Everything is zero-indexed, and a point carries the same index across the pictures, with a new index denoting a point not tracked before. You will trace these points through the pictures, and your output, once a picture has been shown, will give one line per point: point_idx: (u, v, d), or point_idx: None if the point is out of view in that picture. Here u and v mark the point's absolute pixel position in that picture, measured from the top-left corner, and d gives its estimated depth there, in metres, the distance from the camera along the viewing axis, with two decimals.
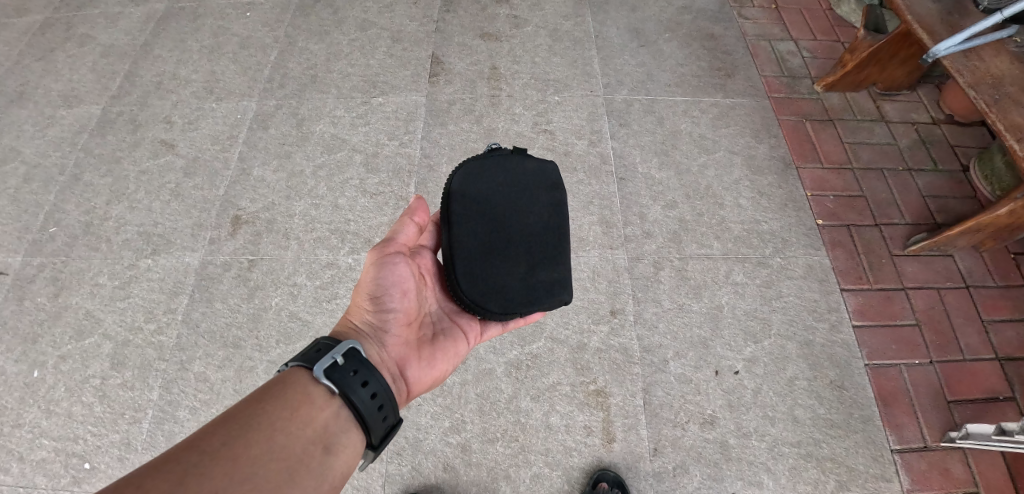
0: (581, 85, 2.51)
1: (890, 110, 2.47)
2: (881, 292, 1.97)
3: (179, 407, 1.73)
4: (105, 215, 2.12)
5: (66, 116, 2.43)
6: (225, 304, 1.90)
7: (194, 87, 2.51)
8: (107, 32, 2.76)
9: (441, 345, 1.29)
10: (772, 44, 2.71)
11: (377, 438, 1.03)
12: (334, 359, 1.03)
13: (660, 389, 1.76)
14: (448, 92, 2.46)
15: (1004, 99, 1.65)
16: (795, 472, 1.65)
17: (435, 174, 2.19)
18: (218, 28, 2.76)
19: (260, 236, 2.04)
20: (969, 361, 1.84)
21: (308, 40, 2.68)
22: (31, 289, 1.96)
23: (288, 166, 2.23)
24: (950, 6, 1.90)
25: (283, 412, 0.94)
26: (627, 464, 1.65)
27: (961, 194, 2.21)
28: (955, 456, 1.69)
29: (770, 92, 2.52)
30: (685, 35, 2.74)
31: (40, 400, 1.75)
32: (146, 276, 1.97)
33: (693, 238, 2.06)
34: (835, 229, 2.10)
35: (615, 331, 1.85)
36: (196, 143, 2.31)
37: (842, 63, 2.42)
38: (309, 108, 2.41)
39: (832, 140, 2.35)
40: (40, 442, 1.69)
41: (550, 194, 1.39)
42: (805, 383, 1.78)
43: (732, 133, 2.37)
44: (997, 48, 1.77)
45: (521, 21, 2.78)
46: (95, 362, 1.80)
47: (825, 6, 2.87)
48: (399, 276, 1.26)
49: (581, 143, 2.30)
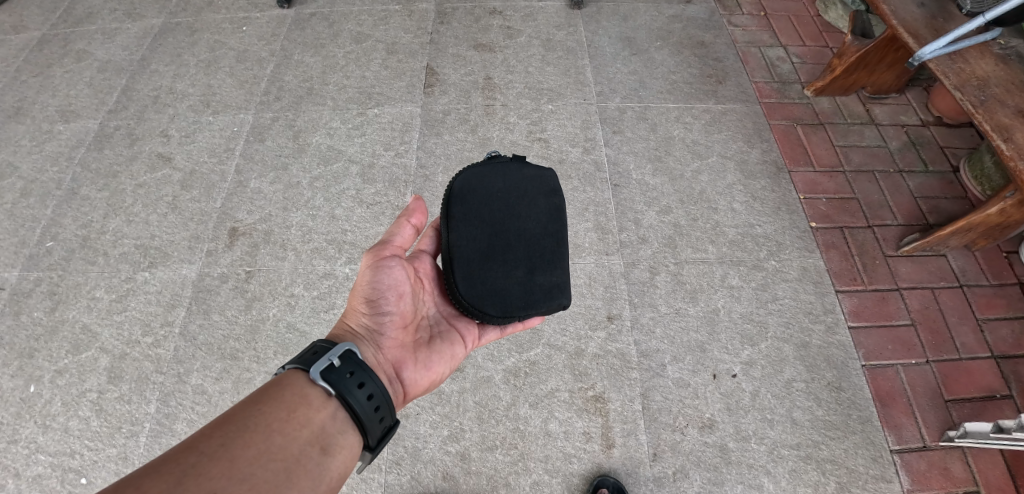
0: (574, 93, 2.54)
1: (880, 113, 2.51)
2: (876, 293, 1.98)
3: (177, 420, 1.72)
4: (102, 230, 2.12)
5: (63, 130, 2.44)
6: (222, 315, 1.90)
7: (191, 101, 2.53)
8: (104, 47, 2.79)
9: (439, 347, 1.30)
10: (762, 51, 2.75)
11: (375, 439, 1.02)
12: (331, 361, 1.03)
13: (659, 393, 1.76)
14: (442, 102, 2.48)
15: (990, 99, 1.68)
16: (795, 475, 1.65)
17: (431, 183, 2.20)
18: (215, 43, 2.79)
19: (257, 247, 2.05)
20: (966, 361, 1.85)
21: (304, 53, 2.71)
22: (28, 304, 1.95)
23: (286, 178, 2.24)
24: (935, 11, 1.93)
25: (280, 413, 0.94)
26: (627, 470, 1.65)
27: (951, 194, 2.23)
28: (954, 455, 1.69)
29: (761, 97, 2.55)
30: (676, 43, 2.78)
31: (35, 415, 1.74)
32: (142, 289, 1.97)
33: (688, 242, 2.07)
34: (828, 231, 2.12)
35: (613, 336, 1.86)
36: (194, 156, 2.33)
37: (831, 68, 2.45)
38: (305, 120, 2.44)
39: (824, 144, 2.38)
40: (37, 458, 1.68)
41: (549, 199, 1.39)
42: (803, 385, 1.79)
43: (725, 138, 2.40)
44: (982, 50, 1.80)
45: (514, 32, 2.81)
46: (92, 376, 1.80)
47: (812, 12, 2.93)
48: (395, 279, 1.27)
49: (575, 151, 2.32)
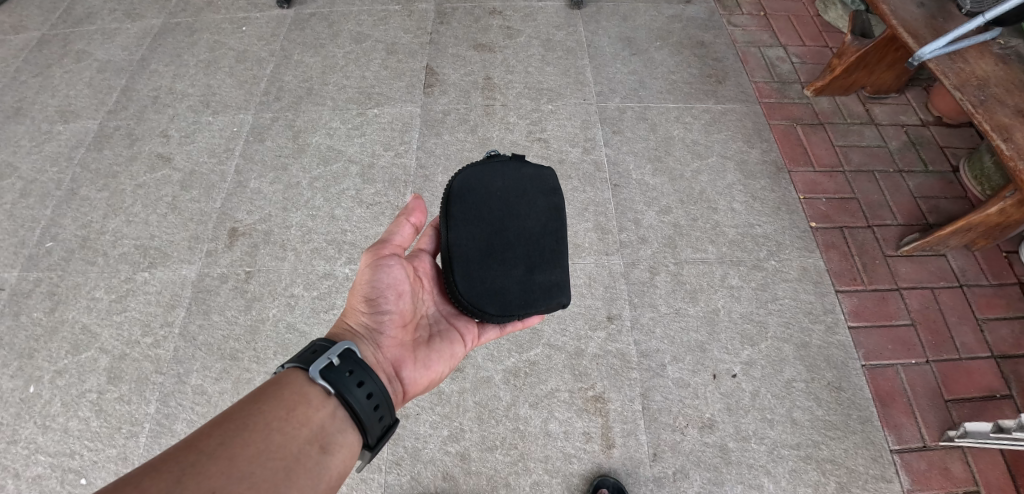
0: (574, 93, 2.54)
1: (880, 113, 2.51)
2: (876, 293, 1.98)
3: (176, 420, 1.72)
4: (101, 230, 2.12)
5: (63, 131, 2.44)
6: (222, 315, 1.90)
7: (191, 102, 2.53)
8: (104, 47, 2.79)
9: (439, 346, 1.30)
10: (761, 51, 2.75)
11: (374, 438, 1.02)
12: (330, 360, 1.03)
13: (659, 394, 1.76)
14: (442, 102, 2.48)
15: (990, 99, 1.68)
16: (795, 475, 1.65)
17: (430, 183, 2.20)
18: (215, 43, 2.79)
19: (257, 247, 2.05)
20: (966, 361, 1.85)
21: (303, 53, 2.71)
22: (27, 304, 1.95)
23: (285, 178, 2.24)
24: (935, 11, 1.93)
25: (280, 411, 0.94)
26: (627, 470, 1.65)
27: (951, 194, 2.23)
28: (954, 455, 1.69)
29: (761, 97, 2.55)
30: (675, 43, 2.78)
31: (35, 415, 1.74)
32: (142, 289, 1.97)
33: (688, 242, 2.07)
34: (828, 231, 2.12)
35: (613, 336, 1.86)
36: (193, 156, 2.33)
37: (830, 68, 2.45)
38: (305, 120, 2.43)
39: (823, 144, 2.38)
40: (36, 458, 1.68)
41: (549, 198, 1.39)
42: (803, 385, 1.79)
43: (725, 138, 2.40)
44: (982, 50, 1.81)
45: (514, 32, 2.81)
46: (92, 376, 1.80)
47: (812, 12, 2.93)
48: (394, 278, 1.27)
49: (575, 151, 2.32)
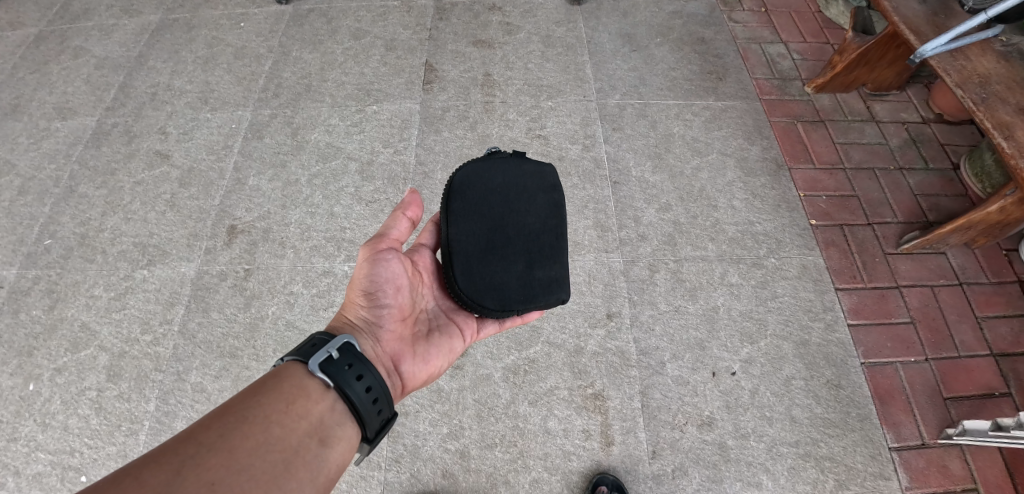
0: (574, 90, 2.53)
1: (880, 110, 2.50)
2: (876, 291, 1.98)
3: (176, 417, 1.72)
4: (100, 227, 2.11)
5: (60, 128, 2.43)
6: (221, 313, 1.90)
7: (188, 98, 2.52)
8: (101, 44, 2.77)
9: (438, 340, 1.29)
10: (762, 47, 2.73)
11: (373, 431, 1.02)
12: (330, 353, 1.03)
13: (658, 391, 1.76)
14: (442, 98, 2.47)
15: (991, 97, 1.67)
16: (794, 472, 1.65)
17: (429, 181, 2.19)
18: (213, 39, 2.78)
19: (255, 245, 2.05)
20: (964, 359, 1.85)
21: (302, 50, 2.70)
22: (26, 302, 1.95)
23: (284, 176, 2.23)
24: (936, 7, 1.92)
25: (280, 404, 0.94)
26: (627, 467, 1.65)
27: (952, 192, 2.23)
28: (953, 453, 1.70)
29: (761, 94, 2.55)
30: (675, 39, 2.77)
31: (35, 413, 1.74)
32: (140, 287, 1.96)
33: (688, 240, 2.07)
34: (828, 229, 2.12)
35: (613, 334, 1.86)
36: (192, 153, 2.32)
37: (831, 65, 2.44)
38: (304, 117, 2.43)
39: (824, 141, 2.37)
40: (36, 456, 1.68)
41: (549, 195, 1.39)
42: (802, 383, 1.79)
43: (725, 135, 2.39)
44: (984, 47, 1.80)
45: (513, 28, 2.80)
46: (91, 374, 1.80)
47: (813, 9, 2.91)
48: (393, 272, 1.27)
49: (574, 148, 2.31)
